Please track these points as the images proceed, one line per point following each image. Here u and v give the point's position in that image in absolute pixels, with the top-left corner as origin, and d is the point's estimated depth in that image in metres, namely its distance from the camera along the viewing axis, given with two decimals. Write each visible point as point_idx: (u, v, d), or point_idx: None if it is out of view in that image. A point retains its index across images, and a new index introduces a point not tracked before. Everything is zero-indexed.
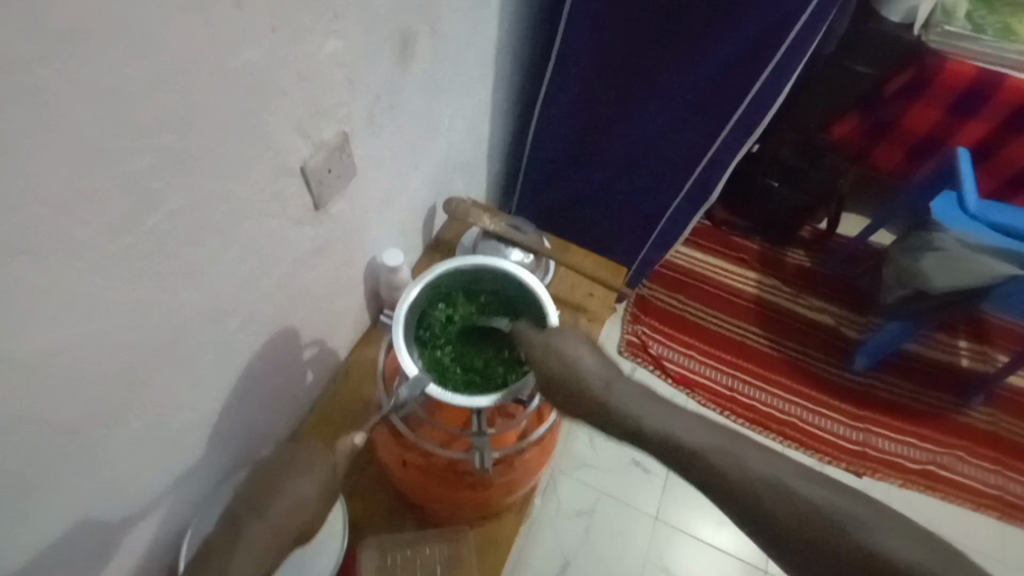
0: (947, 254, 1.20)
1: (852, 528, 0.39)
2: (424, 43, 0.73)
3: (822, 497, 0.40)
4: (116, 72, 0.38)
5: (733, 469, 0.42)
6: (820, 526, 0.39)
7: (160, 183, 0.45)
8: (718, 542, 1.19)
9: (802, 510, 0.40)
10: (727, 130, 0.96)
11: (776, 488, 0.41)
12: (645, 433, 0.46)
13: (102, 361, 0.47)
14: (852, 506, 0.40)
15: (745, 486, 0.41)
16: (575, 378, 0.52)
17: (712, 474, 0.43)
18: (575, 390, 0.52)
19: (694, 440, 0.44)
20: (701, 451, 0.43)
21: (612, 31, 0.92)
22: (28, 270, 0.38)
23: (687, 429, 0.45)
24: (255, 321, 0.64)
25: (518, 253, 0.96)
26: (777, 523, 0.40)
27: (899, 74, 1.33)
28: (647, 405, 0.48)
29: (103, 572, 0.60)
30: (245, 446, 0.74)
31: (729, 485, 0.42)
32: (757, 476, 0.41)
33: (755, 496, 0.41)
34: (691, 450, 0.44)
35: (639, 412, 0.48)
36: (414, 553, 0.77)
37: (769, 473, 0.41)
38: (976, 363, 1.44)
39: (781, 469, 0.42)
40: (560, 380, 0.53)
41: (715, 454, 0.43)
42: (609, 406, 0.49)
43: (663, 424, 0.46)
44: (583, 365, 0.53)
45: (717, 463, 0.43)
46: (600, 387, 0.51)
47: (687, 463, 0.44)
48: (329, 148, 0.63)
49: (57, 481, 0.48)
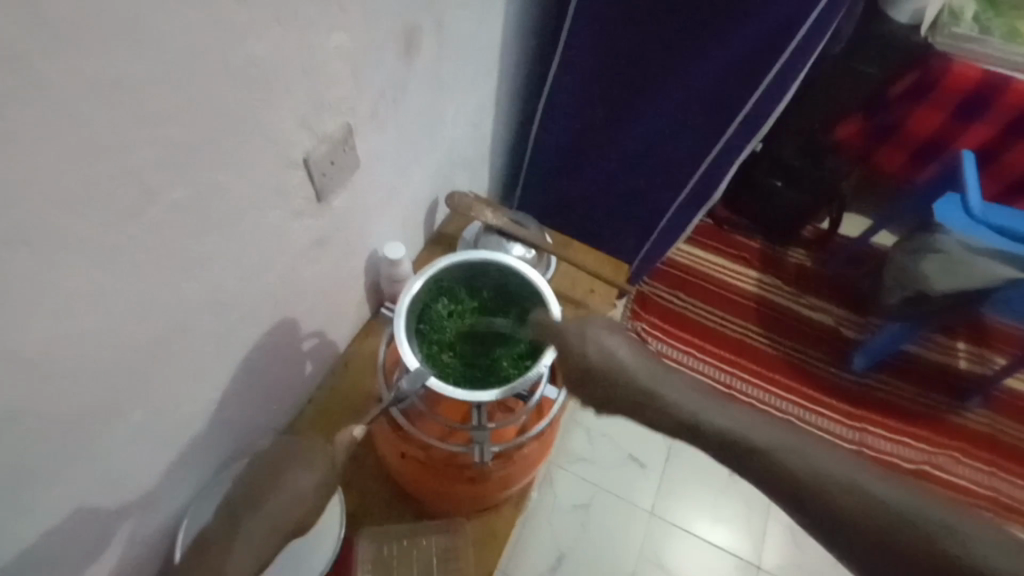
0: (948, 258, 1.20)
1: (936, 532, 0.39)
2: (429, 38, 0.73)
3: (903, 498, 0.40)
4: (119, 65, 0.38)
5: (806, 471, 0.42)
6: (903, 528, 0.39)
7: (161, 175, 0.45)
8: (713, 539, 1.19)
9: (884, 512, 0.39)
10: (731, 131, 0.96)
11: (852, 489, 0.41)
12: (704, 431, 0.46)
13: (102, 352, 0.47)
14: (933, 506, 0.40)
15: (823, 487, 0.41)
16: (612, 371, 0.50)
17: (784, 474, 0.42)
18: (614, 383, 0.50)
19: (761, 439, 0.44)
20: (773, 451, 0.43)
21: (618, 27, 0.91)
22: (33, 261, 0.38)
23: (753, 427, 0.45)
24: (256, 313, 0.64)
25: (519, 248, 0.97)
26: (857, 523, 0.40)
27: (905, 76, 1.32)
28: (704, 400, 0.47)
29: (102, 558, 0.60)
30: (244, 436, 0.75)
31: (797, 482, 0.42)
32: (834, 476, 0.41)
33: (831, 498, 0.41)
34: (758, 448, 0.44)
35: (697, 409, 0.47)
36: (411, 544, 0.77)
37: (841, 473, 0.41)
38: (974, 366, 1.44)
39: (856, 468, 0.42)
40: (594, 373, 0.51)
41: (782, 452, 0.43)
42: (661, 401, 0.48)
43: (725, 421, 0.46)
44: (621, 358, 0.51)
45: (789, 464, 0.42)
46: (646, 380, 0.49)
47: (754, 463, 0.44)
48: (332, 141, 0.63)
49: (59, 470, 0.48)
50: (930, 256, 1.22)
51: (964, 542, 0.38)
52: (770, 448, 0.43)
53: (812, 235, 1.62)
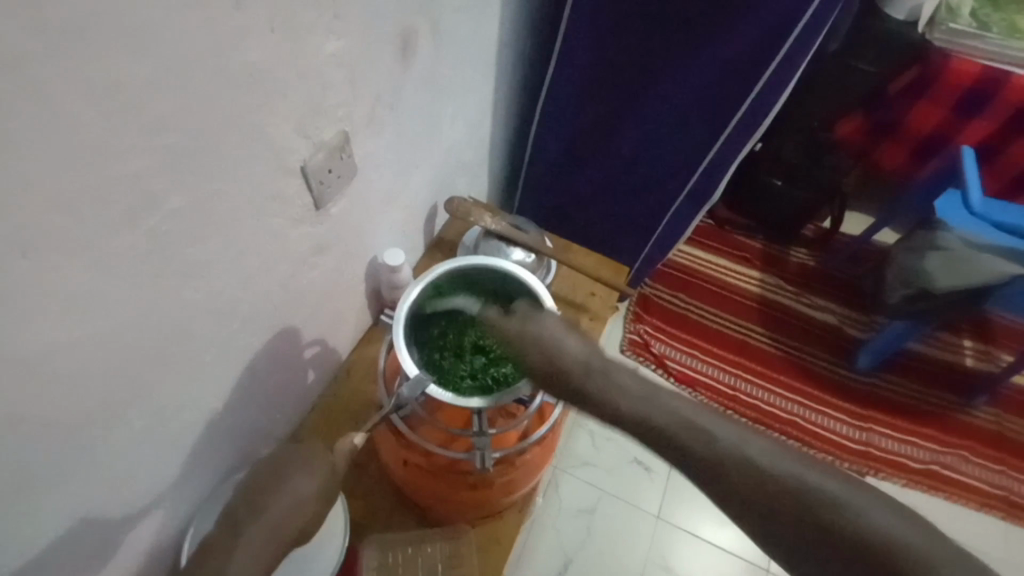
0: (952, 255, 1.19)
1: (840, 511, 0.36)
2: (425, 42, 0.73)
3: (806, 476, 0.37)
4: (116, 72, 0.38)
5: (707, 451, 0.39)
6: (801, 505, 0.36)
7: (159, 183, 0.45)
8: (720, 541, 1.18)
9: (782, 490, 0.37)
10: (729, 131, 0.96)
11: (750, 468, 0.38)
12: (615, 414, 0.43)
13: (102, 361, 0.47)
14: (837, 486, 0.37)
15: (723, 466, 0.39)
16: (557, 368, 0.46)
17: (686, 454, 0.40)
18: (552, 376, 0.46)
19: (671, 423, 0.41)
20: (676, 431, 0.41)
21: (614, 29, 0.91)
22: (31, 270, 0.38)
23: (660, 405, 0.42)
24: (256, 320, 0.64)
25: (519, 252, 0.97)
26: (756, 503, 0.37)
27: (902, 74, 1.31)
28: (622, 382, 0.44)
29: (105, 569, 0.60)
30: (247, 445, 0.75)
31: (704, 467, 0.39)
32: (732, 454, 0.39)
33: (737, 482, 0.38)
34: (667, 434, 0.41)
35: (614, 394, 0.44)
36: (415, 551, 0.77)
37: (745, 454, 0.38)
38: (980, 363, 1.43)
39: (758, 445, 0.39)
40: (542, 372, 0.47)
41: (688, 436, 0.40)
42: (590, 393, 0.44)
43: (637, 404, 0.43)
44: (566, 348, 0.47)
45: (691, 444, 0.40)
46: (580, 373, 0.45)
47: (661, 444, 0.41)
48: (330, 148, 0.63)
49: (59, 481, 0.48)
50: (933, 253, 1.23)
51: (873, 522, 0.35)
52: (674, 426, 0.41)
53: (814, 234, 1.62)
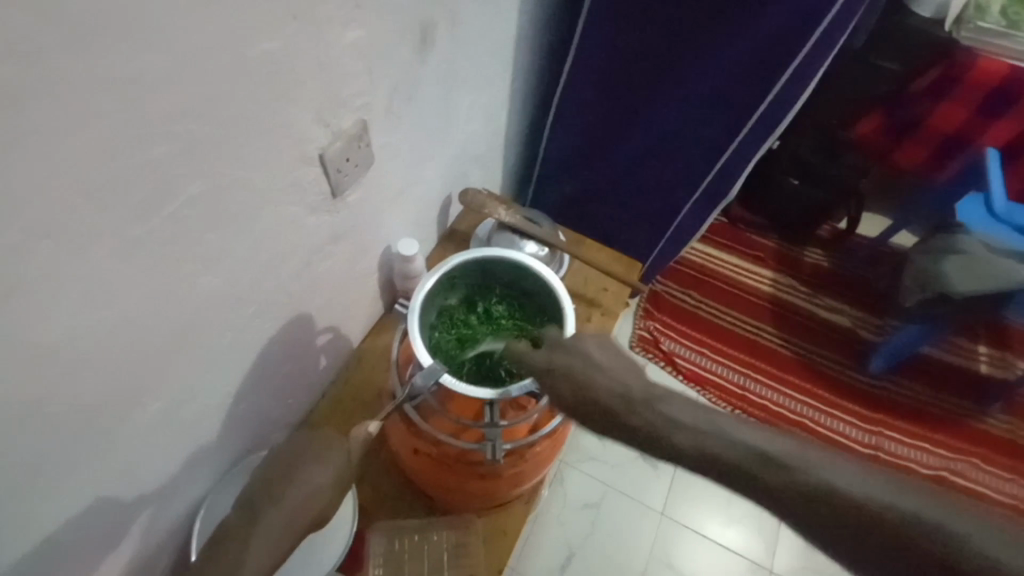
0: (972, 259, 1.17)
1: (937, 535, 0.34)
2: (443, 33, 0.73)
3: (892, 499, 0.35)
4: (138, 59, 0.38)
5: (774, 478, 0.38)
6: (894, 532, 0.35)
7: (178, 169, 0.45)
8: (725, 540, 1.18)
9: (869, 519, 0.35)
10: (748, 129, 0.95)
11: (834, 497, 0.36)
12: (670, 448, 0.42)
13: (119, 345, 0.48)
14: (931, 507, 0.35)
15: (800, 498, 0.37)
16: (588, 400, 0.47)
17: (757, 488, 0.39)
18: (593, 410, 0.47)
19: (731, 455, 0.39)
20: (745, 463, 0.39)
21: (633, 23, 0.90)
22: (53, 253, 0.39)
23: (722, 434, 0.40)
24: (270, 308, 0.65)
25: (533, 245, 0.97)
26: (844, 532, 0.36)
27: (925, 73, 1.28)
28: (668, 412, 0.43)
29: (119, 548, 0.61)
30: (259, 430, 0.76)
31: (773, 495, 0.38)
32: (810, 482, 0.37)
33: (815, 510, 0.37)
34: (728, 464, 0.39)
35: (663, 424, 0.42)
36: (421, 539, 0.77)
37: (818, 480, 0.37)
38: (996, 370, 1.41)
39: (836, 468, 0.37)
40: (576, 404, 0.48)
41: (752, 466, 0.38)
42: (636, 423, 0.44)
43: (687, 434, 0.41)
44: (596, 376, 0.48)
45: (760, 476, 0.38)
46: (619, 403, 0.45)
47: (726, 478, 0.40)
48: (347, 137, 0.63)
49: (77, 460, 0.49)
50: (953, 256, 1.20)
51: (976, 542, 0.34)
52: (737, 458, 0.39)
53: (830, 235, 1.60)
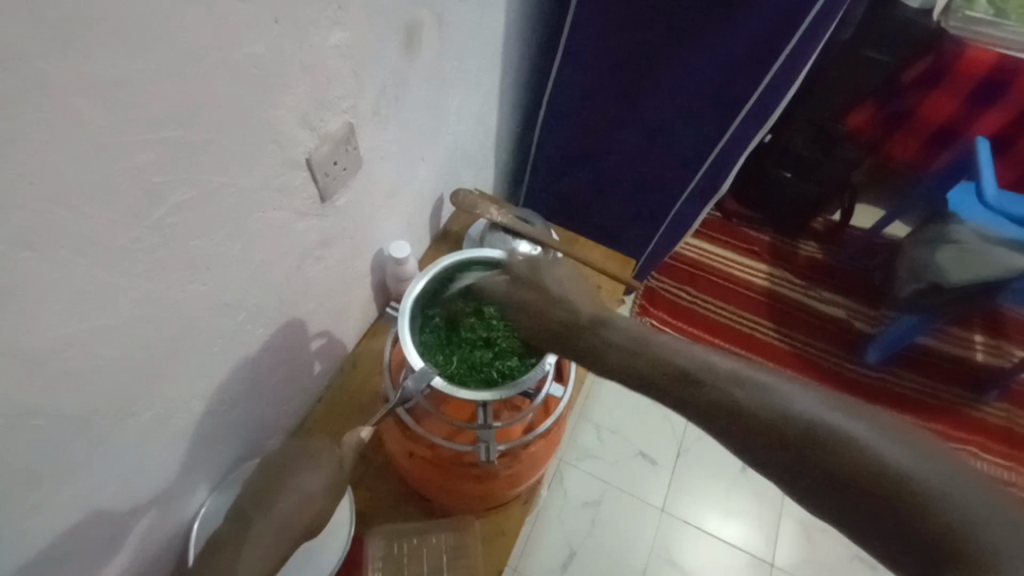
0: (964, 247, 1.19)
1: (839, 439, 0.35)
2: (430, 33, 0.72)
3: (801, 406, 0.37)
4: (119, 67, 0.38)
5: (693, 390, 0.40)
6: (797, 434, 0.36)
7: (163, 177, 0.45)
8: (725, 535, 1.18)
9: (773, 422, 0.37)
10: (738, 122, 0.95)
11: (746, 403, 0.38)
12: (607, 360, 0.46)
13: (109, 356, 0.48)
14: (839, 417, 0.36)
15: (713, 399, 0.39)
16: (544, 318, 0.52)
17: (678, 394, 0.41)
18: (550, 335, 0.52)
19: (659, 369, 0.43)
20: (669, 371, 0.42)
21: (621, 19, 0.90)
22: (37, 265, 0.39)
23: (655, 353, 0.44)
24: (261, 314, 0.65)
25: (525, 245, 0.94)
26: (752, 433, 0.38)
27: (915, 64, 1.29)
28: (612, 328, 0.48)
29: (115, 558, 0.61)
30: (254, 436, 0.75)
31: (694, 407, 0.40)
32: (725, 388, 0.39)
33: (727, 419, 0.39)
34: (655, 379, 0.43)
35: (603, 338, 0.47)
36: (421, 542, 0.78)
37: (732, 391, 0.39)
38: (992, 358, 1.41)
39: (756, 378, 0.39)
40: (532, 320, 0.54)
41: (674, 379, 0.42)
42: (583, 347, 0.49)
43: (624, 354, 0.45)
44: (555, 307, 0.52)
45: (681, 381, 0.41)
46: (568, 327, 0.50)
47: (652, 386, 0.43)
48: (335, 140, 0.63)
49: (68, 471, 0.49)
50: (946, 246, 1.22)
51: (877, 450, 0.34)
52: (662, 366, 0.43)
53: (823, 227, 1.60)
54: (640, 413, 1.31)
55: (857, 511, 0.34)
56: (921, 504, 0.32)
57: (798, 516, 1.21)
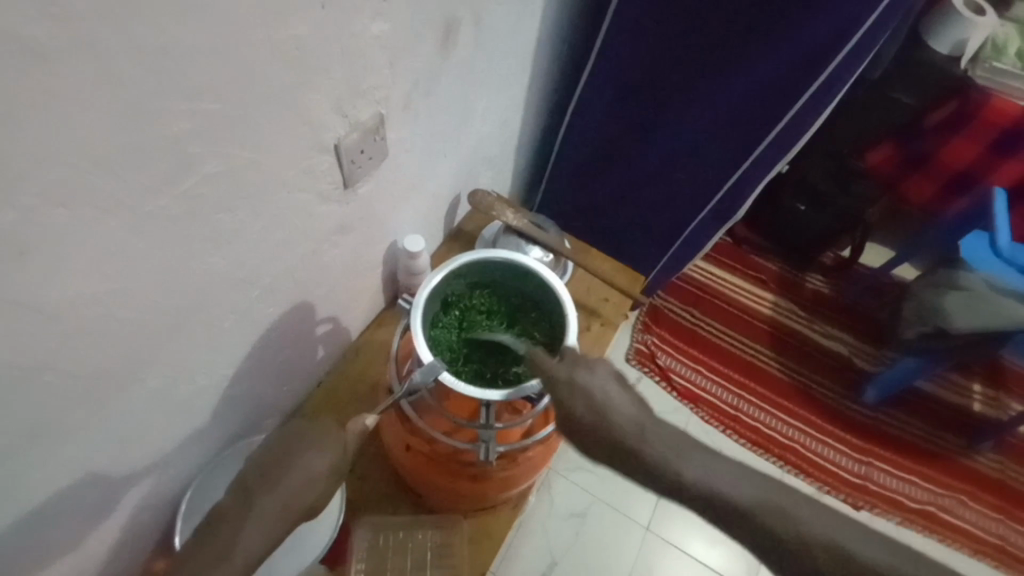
0: (972, 294, 1.19)
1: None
2: (466, 33, 0.73)
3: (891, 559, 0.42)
4: (167, 34, 0.38)
5: (779, 526, 0.44)
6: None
7: (198, 147, 0.45)
8: (708, 559, 1.18)
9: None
10: (760, 149, 0.95)
11: (835, 552, 0.43)
12: (693, 491, 0.46)
13: (124, 317, 0.48)
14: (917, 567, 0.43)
15: (809, 548, 0.43)
16: (608, 428, 0.50)
17: (774, 535, 0.44)
18: (604, 436, 0.50)
19: (740, 496, 0.45)
20: (758, 511, 0.44)
21: (654, 37, 0.91)
22: (66, 219, 0.39)
23: (736, 481, 0.46)
24: (274, 293, 0.65)
25: (538, 251, 0.97)
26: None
27: (939, 108, 1.30)
28: (687, 453, 0.48)
29: (105, 522, 0.61)
30: (253, 414, 0.75)
31: (777, 539, 0.44)
32: (814, 536, 0.43)
33: (809, 554, 0.43)
34: (739, 507, 0.45)
35: (682, 467, 0.47)
36: (406, 537, 0.77)
37: (815, 526, 0.43)
38: (989, 409, 1.40)
39: (849, 532, 0.43)
40: (589, 427, 0.51)
41: (761, 508, 0.44)
42: (653, 460, 0.47)
43: (702, 473, 0.46)
44: (614, 405, 0.52)
45: (774, 524, 0.44)
46: (634, 433, 0.49)
47: (743, 525, 0.45)
48: (364, 128, 0.63)
49: (72, 429, 0.49)
50: (954, 291, 1.23)
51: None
52: (756, 508, 0.45)
53: (833, 262, 1.60)
54: None
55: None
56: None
57: None
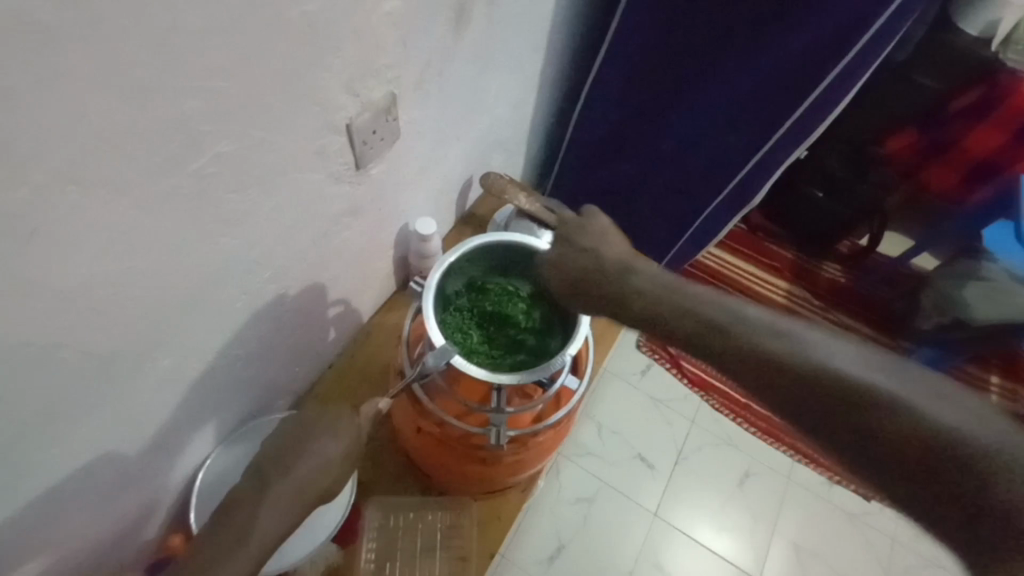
0: (994, 287, 1.21)
1: (894, 403, 0.40)
2: (480, 12, 0.72)
3: (868, 375, 0.42)
4: (178, 9, 0.38)
5: (724, 339, 0.47)
6: (860, 402, 0.41)
7: (208, 126, 0.45)
8: (714, 546, 1.19)
9: (815, 380, 0.43)
10: (779, 135, 0.92)
11: (773, 356, 0.45)
12: (646, 316, 0.52)
13: (136, 298, 0.48)
14: (903, 391, 0.41)
15: (751, 360, 0.45)
16: (584, 277, 0.58)
17: (721, 349, 0.47)
18: (583, 284, 0.58)
19: (691, 316, 0.49)
20: (708, 329, 0.48)
21: (671, 18, 0.88)
22: (76, 199, 0.39)
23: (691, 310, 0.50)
24: (285, 275, 0.65)
25: (550, 236, 0.95)
26: (781, 380, 0.44)
27: (965, 94, 1.27)
28: (646, 288, 0.54)
29: (120, 499, 0.62)
30: (264, 394, 0.76)
31: (720, 349, 0.47)
32: (782, 349, 0.45)
33: (751, 362, 0.45)
34: (686, 326, 0.49)
35: (639, 297, 0.53)
36: (416, 518, 0.78)
37: (757, 334, 0.46)
38: (1006, 402, 1.38)
39: (826, 349, 0.44)
40: (568, 282, 0.60)
41: (710, 325, 0.48)
42: (616, 294, 0.55)
43: (655, 303, 0.52)
44: (591, 261, 0.59)
45: (716, 338, 0.47)
46: (605, 275, 0.57)
47: (690, 341, 0.49)
48: (376, 109, 0.62)
49: (85, 405, 0.49)
50: (975, 283, 1.23)
51: (933, 416, 0.39)
52: (701, 328, 0.48)
53: (849, 250, 1.56)
54: (644, 416, 1.30)
55: (913, 472, 0.39)
56: (973, 467, 0.37)
57: (790, 537, 1.21)
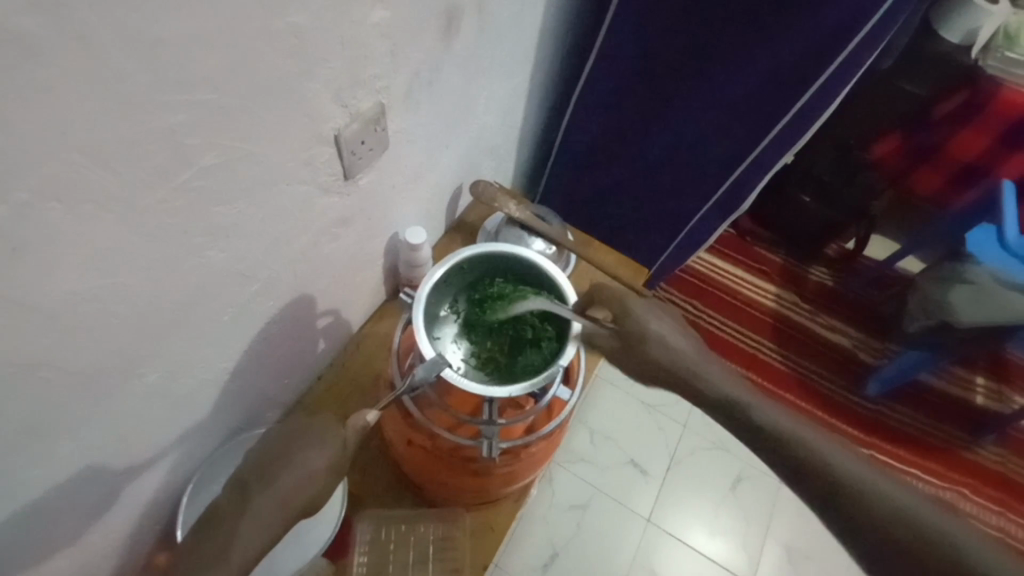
0: (980, 289, 1.20)
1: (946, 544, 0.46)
2: (469, 21, 0.72)
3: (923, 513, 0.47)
4: (161, 23, 0.37)
5: (814, 461, 0.50)
6: (915, 533, 0.46)
7: (194, 139, 0.44)
8: (707, 551, 1.19)
9: (895, 515, 0.47)
10: (766, 142, 0.94)
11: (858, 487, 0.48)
12: (734, 415, 0.53)
13: (120, 314, 0.47)
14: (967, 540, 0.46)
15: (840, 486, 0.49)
16: (671, 358, 0.55)
17: (809, 469, 0.49)
18: (666, 365, 0.55)
19: (780, 428, 0.51)
20: (797, 447, 0.50)
21: (658, 27, 0.89)
22: (59, 216, 0.38)
23: (782, 425, 0.51)
24: (275, 287, 0.64)
25: (541, 243, 0.96)
26: (861, 511, 0.48)
27: (949, 98, 1.28)
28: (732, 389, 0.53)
29: (104, 518, 0.60)
30: (253, 407, 0.75)
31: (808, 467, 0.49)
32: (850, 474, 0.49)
33: (839, 487, 0.49)
34: (777, 436, 0.51)
35: (730, 396, 0.53)
36: (408, 529, 0.77)
37: (843, 463, 0.49)
38: (992, 403, 1.40)
39: (890, 487, 0.49)
40: (654, 359, 0.55)
41: (799, 444, 0.50)
42: (702, 386, 0.54)
43: (747, 407, 0.52)
44: (678, 343, 0.56)
45: (805, 455, 0.50)
46: (691, 367, 0.54)
47: (776, 452, 0.51)
48: (364, 119, 0.62)
49: (68, 426, 0.48)
50: (962, 286, 1.23)
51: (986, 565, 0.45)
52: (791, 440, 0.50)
53: (836, 254, 1.58)
54: (636, 421, 1.31)
55: None
56: None
57: (782, 540, 1.21)
